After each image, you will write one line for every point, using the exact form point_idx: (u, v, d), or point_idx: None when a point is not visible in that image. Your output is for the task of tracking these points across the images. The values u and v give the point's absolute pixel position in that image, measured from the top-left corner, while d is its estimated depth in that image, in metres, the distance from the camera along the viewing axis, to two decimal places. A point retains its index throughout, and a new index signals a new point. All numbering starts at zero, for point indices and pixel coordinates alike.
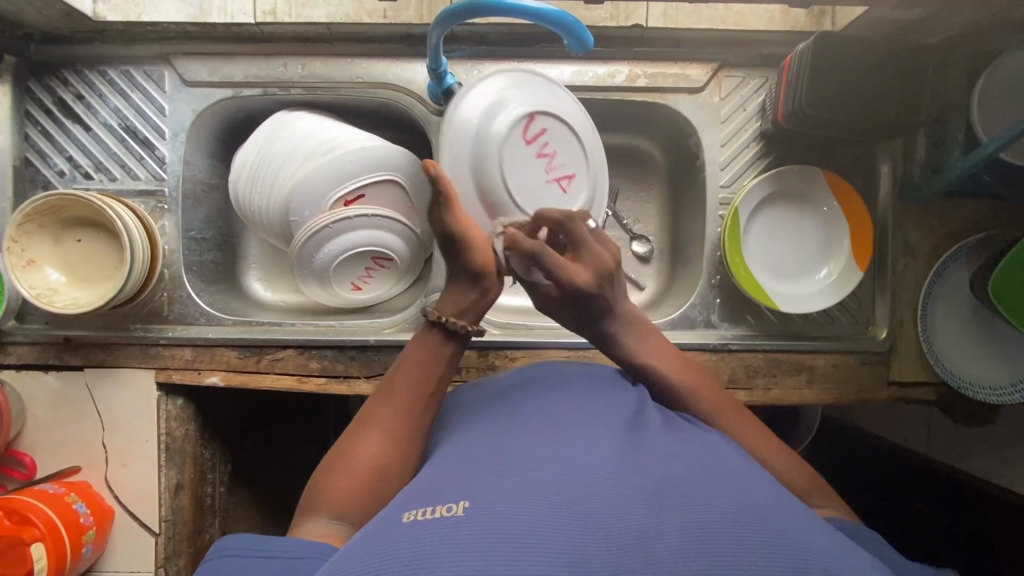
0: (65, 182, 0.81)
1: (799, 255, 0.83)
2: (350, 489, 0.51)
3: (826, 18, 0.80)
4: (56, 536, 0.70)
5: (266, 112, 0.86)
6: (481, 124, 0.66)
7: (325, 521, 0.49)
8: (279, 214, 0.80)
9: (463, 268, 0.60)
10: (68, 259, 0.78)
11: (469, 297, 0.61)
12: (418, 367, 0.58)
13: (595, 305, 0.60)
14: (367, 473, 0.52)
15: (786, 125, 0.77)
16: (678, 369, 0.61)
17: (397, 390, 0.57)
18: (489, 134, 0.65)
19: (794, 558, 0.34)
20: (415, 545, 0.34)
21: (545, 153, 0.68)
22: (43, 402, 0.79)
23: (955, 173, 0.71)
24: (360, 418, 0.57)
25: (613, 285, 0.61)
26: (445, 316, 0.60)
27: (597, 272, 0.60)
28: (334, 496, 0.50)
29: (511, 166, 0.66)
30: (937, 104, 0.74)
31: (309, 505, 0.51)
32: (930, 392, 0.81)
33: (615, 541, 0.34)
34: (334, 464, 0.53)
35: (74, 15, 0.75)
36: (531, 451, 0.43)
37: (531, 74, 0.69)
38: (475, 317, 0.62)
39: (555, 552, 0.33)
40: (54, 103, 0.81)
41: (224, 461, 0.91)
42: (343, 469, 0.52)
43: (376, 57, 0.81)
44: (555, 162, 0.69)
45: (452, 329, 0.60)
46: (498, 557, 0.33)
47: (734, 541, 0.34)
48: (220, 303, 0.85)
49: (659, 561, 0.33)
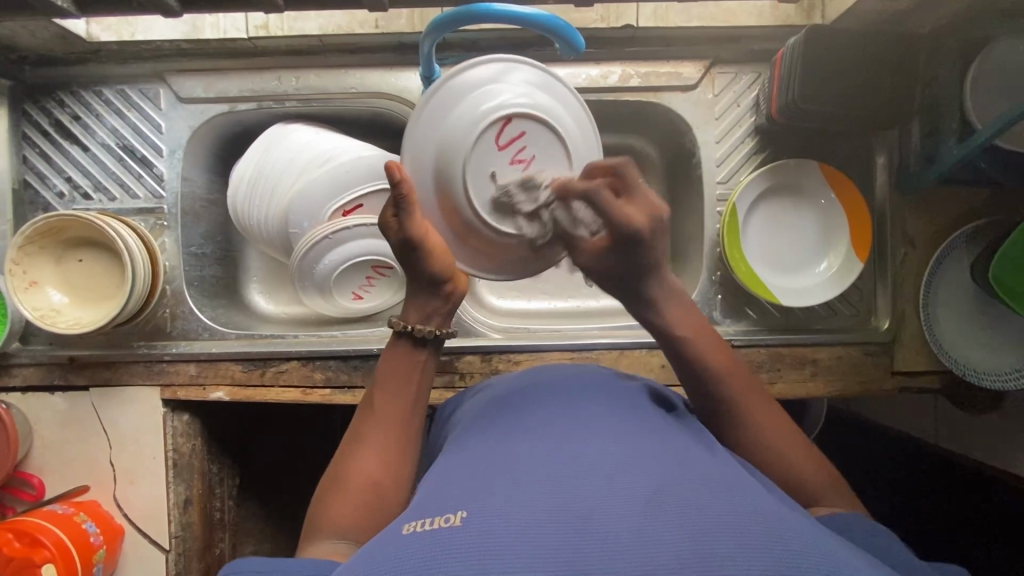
0: (65, 203, 0.82)
1: (797, 250, 0.83)
2: (351, 507, 0.51)
3: (816, 12, 0.80)
4: (67, 556, 0.70)
5: (262, 126, 0.86)
6: (455, 118, 0.57)
7: (330, 540, 0.49)
8: (278, 226, 0.81)
9: (424, 276, 0.59)
10: (69, 279, 0.78)
11: (432, 302, 0.61)
12: (398, 383, 0.59)
13: (643, 254, 0.59)
14: (367, 489, 0.52)
15: (779, 119, 0.77)
16: (706, 339, 0.60)
17: (380, 406, 0.58)
18: (463, 128, 0.57)
19: (789, 551, 0.34)
20: (413, 558, 0.34)
21: (519, 158, 0.57)
22: (50, 423, 0.79)
23: (949, 162, 0.71)
24: (352, 431, 0.58)
25: (663, 236, 0.59)
26: (411, 324, 0.60)
27: (650, 216, 0.58)
28: (338, 516, 0.51)
29: (475, 168, 0.57)
30: (930, 92, 0.75)
31: (312, 528, 0.51)
32: (935, 380, 0.81)
33: (613, 545, 0.34)
34: (332, 485, 0.53)
35: (68, 37, 0.76)
36: (529, 459, 0.43)
37: (541, 73, 0.60)
38: (446, 319, 0.62)
39: (551, 559, 0.33)
40: (51, 124, 0.81)
41: (232, 475, 0.91)
42: (342, 488, 0.52)
43: (369, 67, 0.81)
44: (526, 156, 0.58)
45: (421, 337, 0.60)
46: (496, 566, 0.33)
47: (731, 539, 0.34)
48: (222, 318, 0.85)
49: (658, 565, 0.33)
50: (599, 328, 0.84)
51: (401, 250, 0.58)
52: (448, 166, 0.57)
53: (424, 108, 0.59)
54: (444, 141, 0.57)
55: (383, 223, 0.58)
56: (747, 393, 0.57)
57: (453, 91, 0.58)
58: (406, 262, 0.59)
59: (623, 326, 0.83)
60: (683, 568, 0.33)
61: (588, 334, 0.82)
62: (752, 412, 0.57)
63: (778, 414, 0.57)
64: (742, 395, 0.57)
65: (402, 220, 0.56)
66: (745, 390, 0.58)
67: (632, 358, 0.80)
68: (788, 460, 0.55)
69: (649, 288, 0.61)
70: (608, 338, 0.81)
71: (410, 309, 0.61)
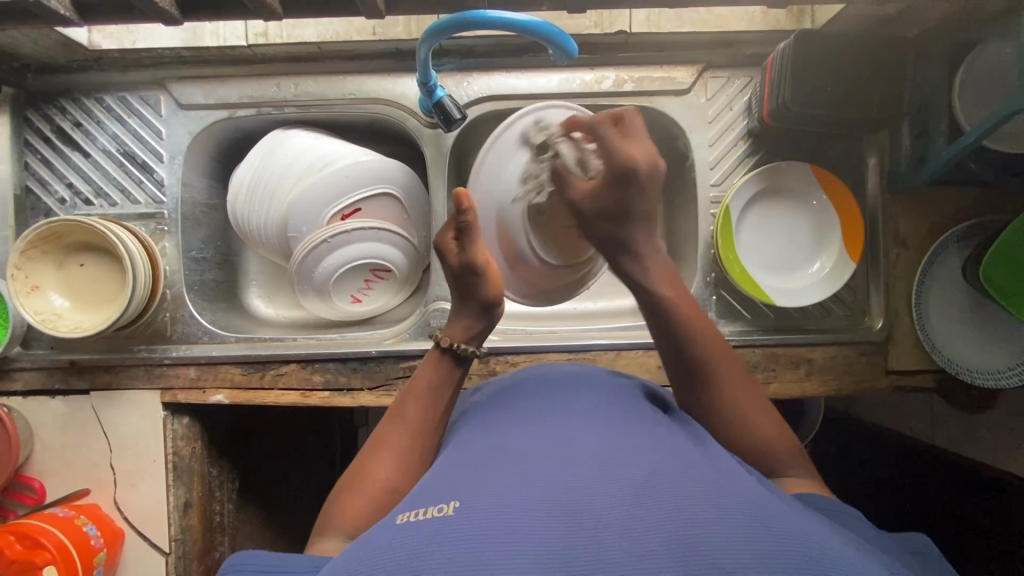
0: (66, 209, 0.83)
1: (789, 251, 0.84)
2: (361, 508, 0.52)
3: (806, 16, 0.82)
4: (68, 558, 0.71)
5: (261, 132, 0.88)
6: (503, 178, 0.72)
7: (339, 539, 0.50)
8: (276, 229, 0.81)
9: (476, 299, 0.65)
10: (70, 283, 0.79)
11: (477, 323, 0.66)
12: (429, 393, 0.61)
13: (633, 193, 0.60)
14: (378, 491, 0.53)
15: (771, 122, 0.78)
16: (686, 303, 0.62)
17: (406, 415, 0.59)
18: (505, 188, 0.71)
19: (775, 541, 0.35)
20: (406, 545, 0.35)
21: (541, 182, 0.69)
22: (51, 427, 0.80)
23: (939, 163, 0.72)
24: (375, 435, 0.59)
25: (654, 187, 0.61)
26: (456, 341, 0.64)
27: (653, 160, 0.60)
28: (347, 516, 0.52)
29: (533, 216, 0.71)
30: (919, 95, 0.76)
31: (322, 527, 0.52)
32: (928, 378, 0.82)
33: (602, 535, 0.35)
34: (345, 489, 0.54)
35: (70, 45, 0.77)
36: (522, 452, 0.44)
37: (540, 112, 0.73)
38: (479, 340, 0.66)
39: (541, 548, 0.34)
40: (53, 131, 0.82)
41: (231, 478, 0.91)
42: (354, 491, 0.53)
43: (368, 73, 0.82)
44: (545, 181, 0.69)
45: (462, 354, 0.64)
46: (487, 553, 0.34)
47: (717, 529, 0.35)
48: (222, 321, 0.85)
49: (645, 553, 0.34)
50: (595, 329, 0.84)
51: (457, 271, 0.65)
52: (507, 218, 0.71)
53: (479, 175, 0.73)
54: (500, 199, 0.71)
55: (441, 245, 0.66)
56: (722, 358, 0.60)
57: (499, 152, 0.72)
58: (459, 282, 0.66)
59: (619, 327, 0.84)
60: (670, 557, 0.33)
61: (584, 335, 0.82)
62: (724, 378, 0.59)
63: (750, 384, 0.60)
64: (715, 362, 0.59)
65: (464, 246, 0.64)
66: (718, 353, 0.60)
67: (628, 359, 0.81)
68: (760, 433, 0.57)
69: (614, 259, 0.64)
70: (604, 339, 0.82)
71: (457, 326, 0.66)
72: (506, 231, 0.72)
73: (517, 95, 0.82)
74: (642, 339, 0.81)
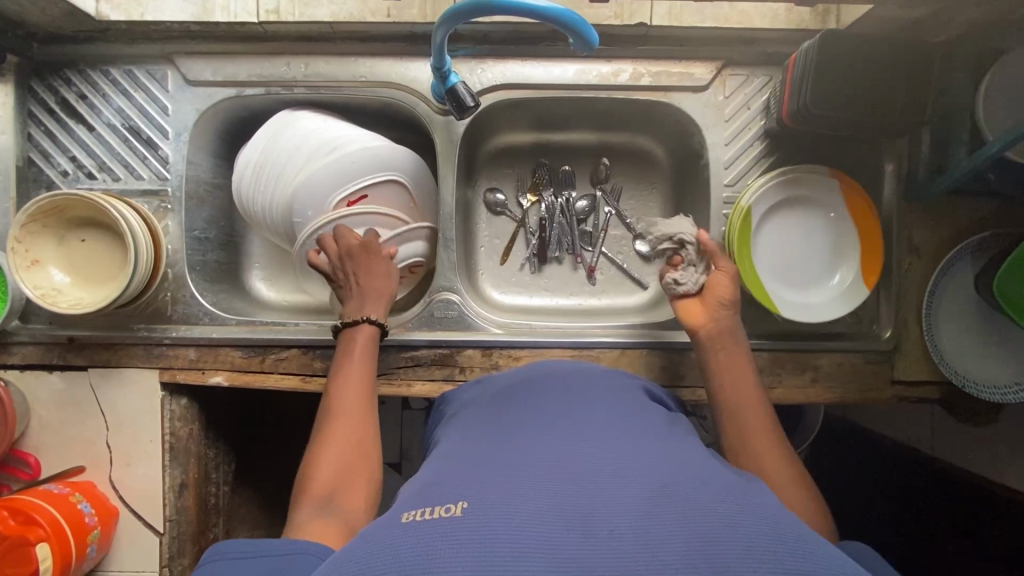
0: (69, 182, 0.81)
1: (847, 253, 0.82)
2: (331, 474, 0.57)
3: (831, 16, 0.79)
4: (61, 535, 0.70)
5: (269, 112, 0.86)
6: (785, 247, 0.83)
7: (316, 505, 0.54)
8: (283, 212, 0.80)
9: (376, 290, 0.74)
10: (71, 259, 0.78)
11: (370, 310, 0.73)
12: (362, 364, 0.68)
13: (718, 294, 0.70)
14: (346, 453, 0.60)
15: (790, 123, 0.77)
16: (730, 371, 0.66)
17: (345, 390, 0.65)
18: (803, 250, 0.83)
19: (789, 557, 0.34)
20: (415, 544, 0.35)
21: (796, 282, 0.82)
22: (48, 402, 0.79)
23: (959, 172, 0.71)
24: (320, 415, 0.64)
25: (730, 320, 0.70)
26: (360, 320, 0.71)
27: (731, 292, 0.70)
28: (321, 483, 0.56)
29: (788, 258, 0.83)
30: (942, 102, 0.74)
31: (301, 496, 0.56)
32: (934, 390, 0.81)
33: (615, 540, 0.35)
34: (314, 454, 0.60)
35: (76, 15, 0.75)
36: (529, 452, 0.44)
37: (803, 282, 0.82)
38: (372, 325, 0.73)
39: (554, 551, 0.34)
40: (57, 102, 0.81)
41: (228, 460, 0.91)
42: (325, 453, 0.59)
43: (380, 56, 0.80)
44: (797, 284, 0.82)
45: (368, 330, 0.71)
46: (495, 553, 0.34)
47: (733, 539, 0.35)
48: (224, 303, 0.85)
49: (660, 563, 0.33)
50: (599, 327, 0.84)
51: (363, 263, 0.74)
52: (797, 265, 0.83)
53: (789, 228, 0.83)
54: (796, 247, 0.83)
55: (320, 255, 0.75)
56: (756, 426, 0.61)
57: (782, 246, 0.83)
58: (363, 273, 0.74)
59: (623, 326, 0.83)
60: (685, 565, 0.33)
61: (589, 332, 0.82)
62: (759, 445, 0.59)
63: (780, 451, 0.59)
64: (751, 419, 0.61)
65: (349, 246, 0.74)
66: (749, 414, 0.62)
67: (632, 357, 0.80)
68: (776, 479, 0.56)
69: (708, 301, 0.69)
70: (609, 337, 0.81)
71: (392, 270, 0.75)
72: (776, 263, 0.82)
73: (532, 85, 0.81)
74: (647, 338, 0.80)
